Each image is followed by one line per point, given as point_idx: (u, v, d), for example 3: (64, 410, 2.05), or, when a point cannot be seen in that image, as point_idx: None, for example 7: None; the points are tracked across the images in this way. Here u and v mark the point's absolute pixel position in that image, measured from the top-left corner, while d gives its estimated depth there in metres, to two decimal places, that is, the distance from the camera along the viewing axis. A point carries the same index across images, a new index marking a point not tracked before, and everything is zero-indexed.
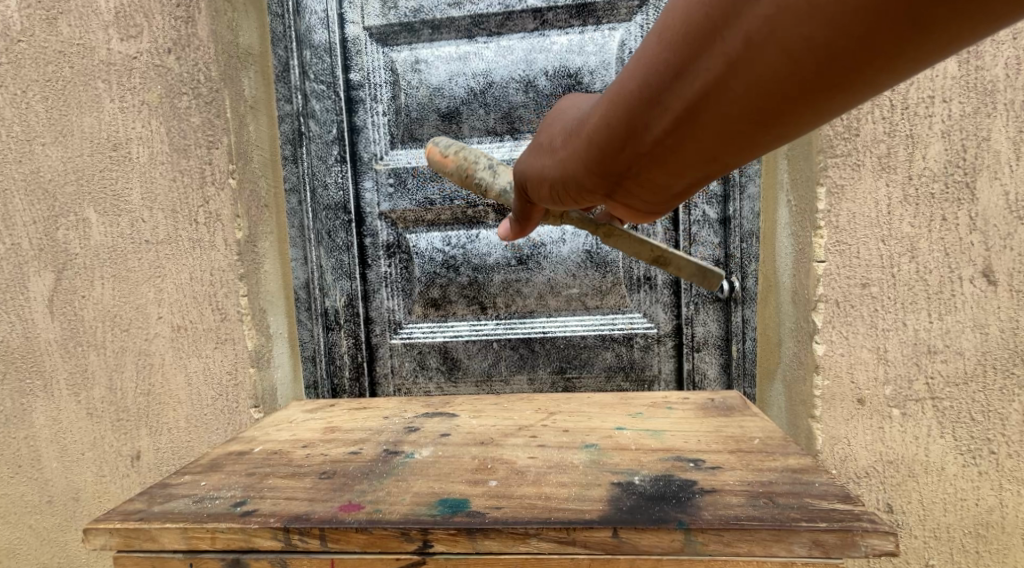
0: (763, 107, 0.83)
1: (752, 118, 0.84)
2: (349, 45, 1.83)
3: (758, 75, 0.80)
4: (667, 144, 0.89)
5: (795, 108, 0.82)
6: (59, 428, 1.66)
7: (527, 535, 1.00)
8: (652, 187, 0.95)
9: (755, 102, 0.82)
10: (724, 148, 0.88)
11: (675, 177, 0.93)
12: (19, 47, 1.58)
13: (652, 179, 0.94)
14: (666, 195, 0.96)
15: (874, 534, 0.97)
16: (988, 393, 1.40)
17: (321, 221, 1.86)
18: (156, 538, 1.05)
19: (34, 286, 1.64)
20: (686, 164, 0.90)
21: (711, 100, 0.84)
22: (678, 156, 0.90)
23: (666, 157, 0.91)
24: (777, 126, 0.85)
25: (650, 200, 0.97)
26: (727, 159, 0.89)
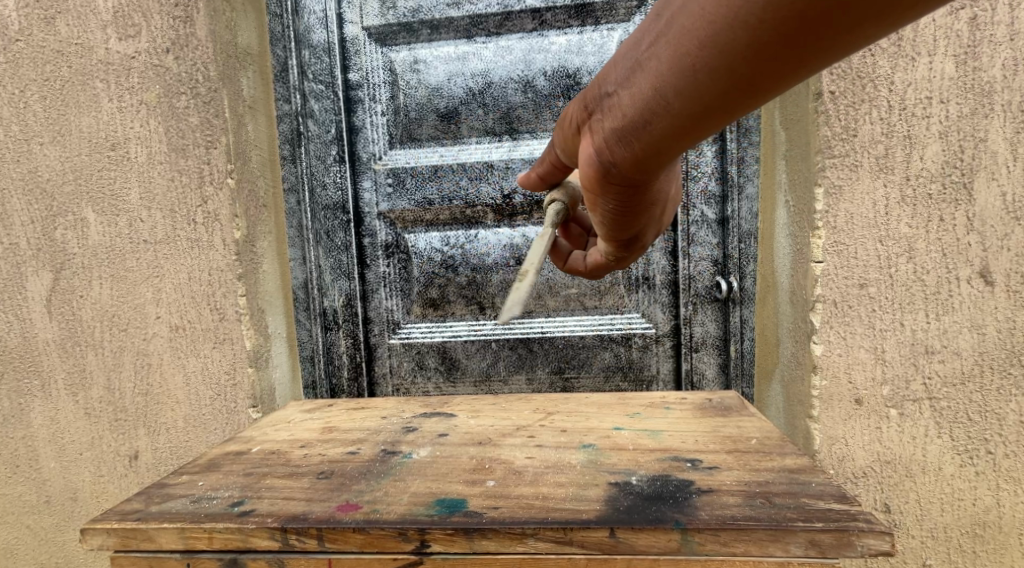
0: (732, 32, 0.82)
1: (719, 42, 0.83)
2: (348, 45, 1.83)
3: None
4: (642, 62, 0.90)
5: (763, 41, 0.81)
6: (57, 428, 1.67)
7: (524, 535, 1.00)
8: (614, 117, 0.94)
9: (726, 21, 0.82)
10: (684, 79, 0.86)
11: (635, 107, 0.91)
12: (17, 47, 1.58)
13: (618, 104, 0.93)
14: (620, 134, 0.94)
15: (869, 534, 0.97)
16: (985, 394, 1.40)
17: (320, 221, 1.86)
18: (153, 538, 1.06)
19: (32, 285, 1.64)
20: (646, 91, 0.90)
21: (690, 14, 0.84)
22: (644, 78, 0.90)
23: (636, 80, 0.91)
24: (744, 63, 0.83)
25: (607, 138, 0.95)
26: (683, 97, 0.87)
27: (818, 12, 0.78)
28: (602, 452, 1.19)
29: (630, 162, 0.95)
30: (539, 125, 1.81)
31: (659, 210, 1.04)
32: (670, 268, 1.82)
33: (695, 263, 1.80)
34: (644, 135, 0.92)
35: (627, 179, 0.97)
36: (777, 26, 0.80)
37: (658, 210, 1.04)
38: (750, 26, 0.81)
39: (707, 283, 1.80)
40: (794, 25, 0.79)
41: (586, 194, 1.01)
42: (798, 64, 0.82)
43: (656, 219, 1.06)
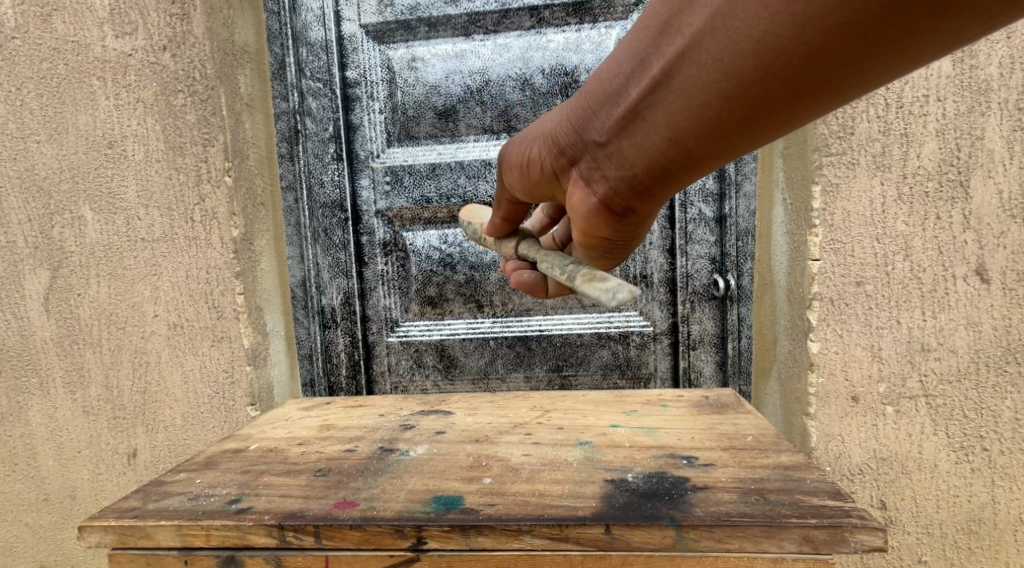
0: (737, 80, 0.84)
1: (724, 92, 0.85)
2: (345, 42, 1.84)
3: (739, 53, 0.83)
4: (640, 113, 0.93)
5: (772, 86, 0.83)
6: (56, 426, 1.67)
7: (520, 531, 1.00)
8: (616, 165, 0.98)
9: (728, 70, 0.84)
10: (689, 129, 0.90)
11: (638, 157, 0.96)
12: (13, 44, 1.58)
13: (620, 151, 0.97)
14: (626, 180, 0.99)
15: (862, 531, 0.98)
16: (980, 391, 1.41)
17: (318, 219, 1.87)
18: (151, 535, 1.06)
19: (29, 284, 1.64)
20: (652, 142, 0.94)
21: (689, 63, 0.87)
22: (647, 129, 0.93)
23: (635, 129, 0.94)
24: (751, 111, 0.86)
25: (610, 185, 1.00)
26: (689, 145, 0.92)
27: (820, 66, 0.81)
28: (601, 452, 1.18)
29: (639, 205, 1.01)
30: None
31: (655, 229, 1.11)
32: (668, 267, 1.82)
33: (692, 261, 1.80)
34: (651, 179, 0.97)
35: (635, 217, 1.03)
36: (785, 71, 0.82)
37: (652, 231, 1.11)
38: (756, 76, 0.83)
39: (705, 282, 1.80)
40: (804, 67, 0.81)
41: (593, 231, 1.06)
42: (807, 105, 0.85)
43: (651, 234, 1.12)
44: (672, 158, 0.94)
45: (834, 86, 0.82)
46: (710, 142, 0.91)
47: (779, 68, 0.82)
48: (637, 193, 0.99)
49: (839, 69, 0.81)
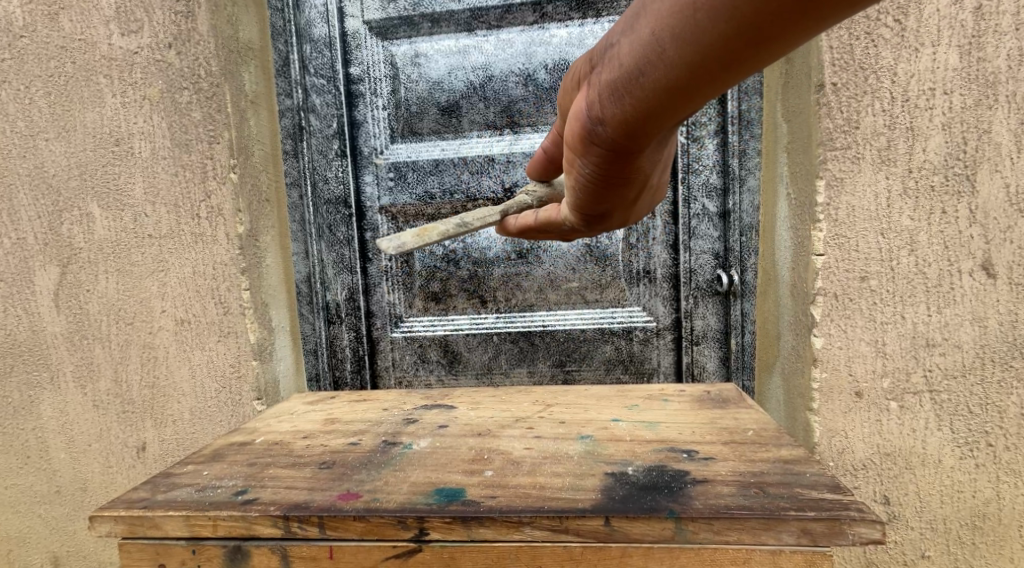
0: None
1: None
2: (348, 39, 1.85)
3: None
4: (646, 7, 0.86)
5: None
6: (66, 420, 1.69)
7: (521, 523, 1.02)
8: (610, 69, 0.89)
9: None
10: (684, 31, 0.83)
11: (633, 55, 0.87)
12: (21, 43, 1.60)
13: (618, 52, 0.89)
14: (612, 88, 0.89)
15: (861, 523, 0.99)
16: (986, 386, 1.41)
17: (322, 215, 1.88)
18: (159, 525, 1.07)
19: (39, 280, 1.66)
20: (645, 38, 0.86)
21: None
22: (645, 25, 0.86)
23: (638, 28, 0.87)
24: (748, 16, 0.80)
25: (599, 91, 0.91)
26: (679, 46, 0.84)
27: None
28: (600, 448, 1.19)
29: (619, 124, 0.91)
30: (540, 118, 1.82)
31: (637, 186, 1.00)
32: (671, 262, 1.83)
33: (696, 257, 1.81)
34: (635, 90, 0.87)
35: (613, 141, 0.92)
36: None
37: (635, 187, 1.00)
38: None
39: (708, 277, 1.81)
40: None
41: (569, 151, 0.97)
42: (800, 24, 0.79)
43: (631, 194, 1.01)
44: (666, 59, 0.85)
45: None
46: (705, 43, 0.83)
47: None
48: (621, 105, 0.89)
49: None
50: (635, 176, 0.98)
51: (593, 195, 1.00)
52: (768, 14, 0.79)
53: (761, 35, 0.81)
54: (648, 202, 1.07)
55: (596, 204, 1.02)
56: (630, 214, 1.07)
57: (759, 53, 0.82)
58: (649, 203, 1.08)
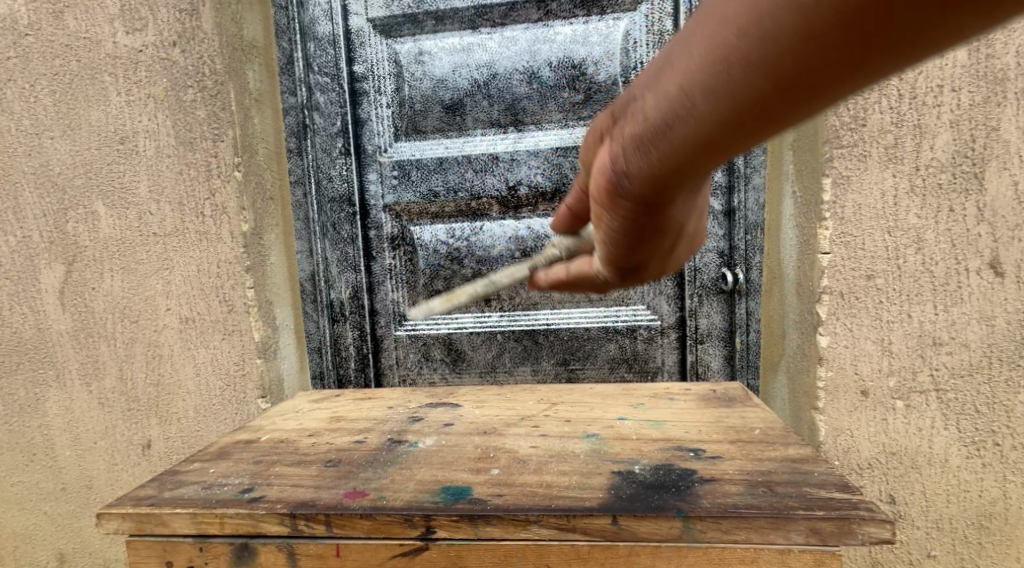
0: (784, 25, 0.68)
1: (766, 30, 0.68)
2: (352, 37, 1.85)
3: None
4: (672, 56, 0.74)
5: (819, 38, 0.67)
6: (71, 417, 1.69)
7: (528, 521, 1.01)
8: (635, 123, 0.77)
9: (774, 3, 0.67)
10: (719, 83, 0.71)
11: (661, 112, 0.75)
12: (26, 41, 1.60)
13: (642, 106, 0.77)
14: (639, 143, 0.77)
15: (870, 522, 0.98)
16: (992, 385, 1.41)
17: (327, 213, 1.89)
18: (166, 523, 1.07)
19: (45, 278, 1.66)
20: (673, 91, 0.74)
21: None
22: (672, 76, 0.74)
23: (664, 78, 0.75)
24: (793, 69, 0.69)
25: (623, 146, 0.79)
26: (713, 100, 0.72)
27: (877, 19, 0.65)
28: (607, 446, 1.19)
29: (648, 183, 0.79)
30: (544, 116, 1.81)
31: (671, 239, 0.88)
32: None
33: (701, 255, 1.80)
34: (666, 147, 0.76)
35: (643, 198, 0.81)
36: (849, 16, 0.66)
37: (669, 239, 0.88)
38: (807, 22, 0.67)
39: (713, 275, 1.80)
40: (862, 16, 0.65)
41: (594, 207, 0.85)
42: (851, 78, 0.69)
43: (665, 244, 0.88)
44: (699, 118, 0.73)
45: (881, 52, 0.67)
46: (741, 99, 0.71)
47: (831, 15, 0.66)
48: (650, 163, 0.78)
49: (891, 33, 0.66)
50: (668, 229, 0.86)
51: (623, 252, 0.88)
52: (815, 68, 0.68)
53: (805, 89, 0.70)
54: (686, 250, 0.93)
55: (625, 262, 0.90)
56: (666, 265, 0.94)
57: (805, 106, 0.71)
58: (687, 251, 0.94)
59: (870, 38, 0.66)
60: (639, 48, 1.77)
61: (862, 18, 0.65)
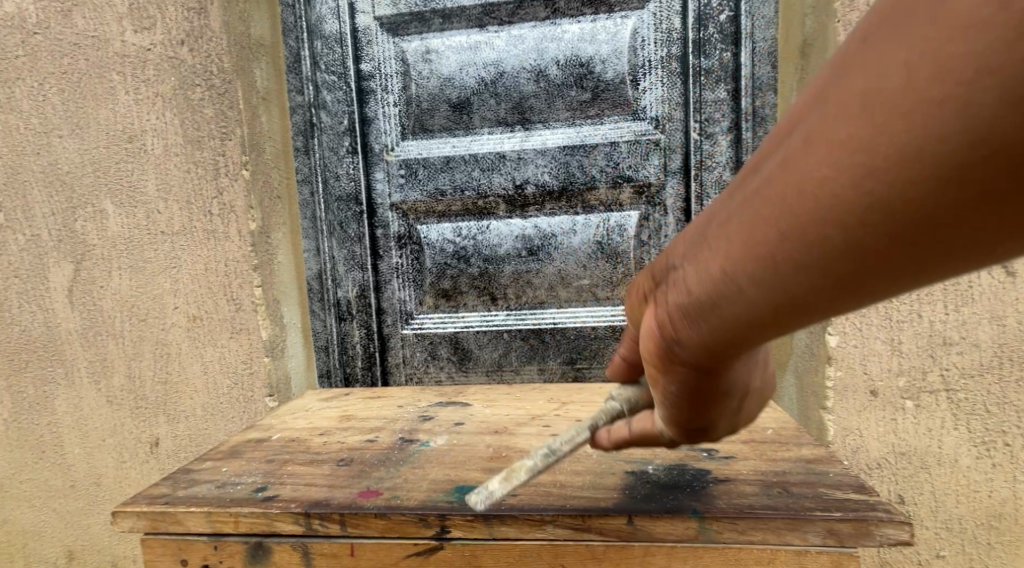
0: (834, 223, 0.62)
1: (816, 231, 0.64)
2: (359, 35, 1.84)
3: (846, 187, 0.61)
4: (717, 238, 0.70)
5: (875, 240, 0.62)
6: (80, 416, 1.69)
7: (543, 521, 1.01)
8: (680, 297, 0.74)
9: (821, 207, 0.62)
10: (767, 270, 0.67)
11: (706, 288, 0.71)
12: (35, 40, 1.60)
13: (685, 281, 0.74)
14: (688, 315, 0.74)
15: (888, 524, 0.96)
16: (1003, 385, 1.40)
17: (334, 212, 1.89)
18: (180, 521, 1.07)
19: (54, 276, 1.66)
20: (718, 272, 0.70)
21: (793, 181, 0.64)
22: (716, 257, 0.70)
23: (707, 256, 0.71)
24: (847, 265, 0.64)
25: (667, 312, 0.76)
26: (760, 287, 0.68)
27: (938, 222, 0.60)
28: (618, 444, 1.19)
29: (698, 354, 0.76)
30: (551, 115, 1.81)
31: (734, 398, 0.84)
32: None
33: None
34: (714, 326, 0.73)
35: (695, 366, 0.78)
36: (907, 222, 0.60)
37: (732, 397, 0.84)
38: (861, 219, 0.61)
39: None
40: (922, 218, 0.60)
41: (648, 367, 0.82)
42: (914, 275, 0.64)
43: (731, 405, 0.85)
44: (749, 301, 0.69)
45: (948, 251, 0.61)
46: (796, 284, 0.66)
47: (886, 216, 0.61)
48: (701, 332, 0.74)
49: (957, 238, 0.60)
50: (728, 384, 0.82)
51: (682, 409, 0.84)
52: (873, 269, 0.63)
53: (864, 281, 0.65)
54: (755, 406, 0.89)
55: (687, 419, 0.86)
56: (735, 425, 0.90)
57: (869, 295, 0.66)
58: (758, 401, 0.89)
59: (932, 223, 0.60)
60: (647, 46, 1.76)
61: (922, 226, 0.60)
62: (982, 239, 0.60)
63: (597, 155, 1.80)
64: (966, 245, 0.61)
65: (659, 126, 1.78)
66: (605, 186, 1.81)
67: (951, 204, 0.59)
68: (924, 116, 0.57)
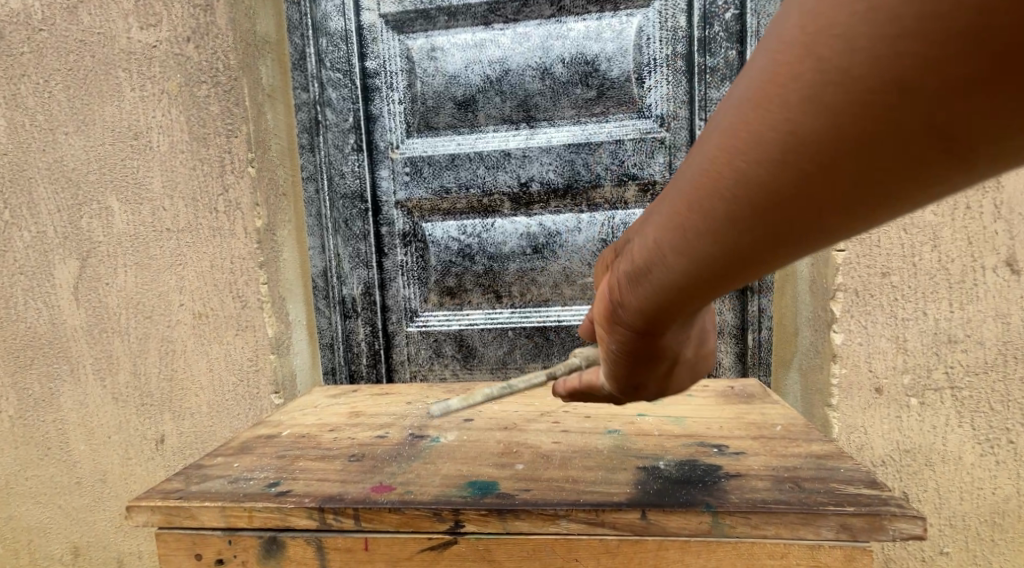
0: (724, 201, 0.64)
1: (710, 205, 0.65)
2: (365, 32, 1.85)
3: (732, 165, 0.62)
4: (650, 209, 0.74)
5: (764, 213, 0.63)
6: (86, 412, 1.70)
7: (557, 516, 1.01)
8: (624, 264, 0.79)
9: (712, 180, 0.64)
10: (679, 241, 0.69)
11: (643, 254, 0.75)
12: (40, 36, 1.60)
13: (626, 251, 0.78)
14: (629, 280, 0.78)
15: (900, 518, 0.97)
16: (1008, 383, 1.40)
17: (339, 210, 1.89)
18: (195, 516, 1.07)
19: (59, 273, 1.66)
20: (647, 242, 0.74)
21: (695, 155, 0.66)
22: (648, 228, 0.74)
23: (643, 226, 0.75)
24: (745, 236, 0.65)
25: (617, 276, 0.80)
26: (674, 255, 0.71)
27: (816, 195, 0.60)
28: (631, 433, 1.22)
29: (635, 315, 0.81)
30: (556, 113, 1.81)
31: (675, 356, 0.88)
32: None
33: None
34: (645, 291, 0.77)
35: (634, 327, 0.82)
36: (789, 194, 0.61)
37: (674, 356, 0.88)
38: (752, 194, 0.62)
39: None
40: (801, 189, 0.60)
41: (600, 330, 0.88)
42: (813, 238, 0.64)
43: (673, 364, 0.89)
44: (669, 269, 0.72)
45: (840, 217, 0.61)
46: (707, 255, 0.68)
47: (769, 190, 0.61)
48: (638, 297, 0.78)
49: (842, 204, 0.60)
50: (667, 348, 0.86)
51: (623, 367, 0.90)
52: (768, 239, 0.64)
53: (765, 250, 0.66)
54: (701, 366, 0.93)
55: (632, 375, 0.91)
56: (680, 384, 0.94)
57: (780, 259, 0.67)
58: (700, 363, 0.93)
59: (815, 195, 0.60)
60: (653, 44, 1.76)
61: (803, 197, 0.60)
62: (866, 205, 0.59)
63: (602, 153, 1.81)
64: (856, 210, 0.60)
65: (664, 125, 1.79)
66: (610, 184, 1.81)
67: (829, 177, 0.58)
68: (789, 97, 0.58)
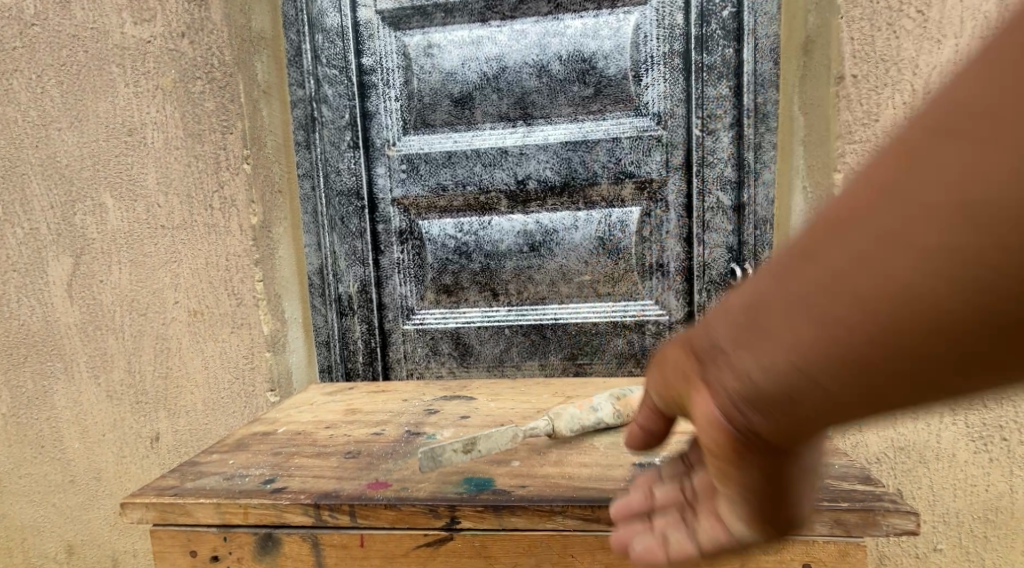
0: (937, 292, 0.54)
1: (913, 296, 0.55)
2: (361, 29, 1.84)
3: (945, 249, 0.54)
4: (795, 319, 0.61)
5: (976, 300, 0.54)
6: (80, 410, 1.69)
7: (552, 512, 1.01)
8: (762, 380, 0.63)
9: (919, 267, 0.55)
10: (863, 346, 0.58)
11: (773, 376, 0.62)
12: (33, 31, 1.59)
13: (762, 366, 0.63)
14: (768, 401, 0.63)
15: (894, 514, 0.97)
16: None
17: (335, 207, 1.88)
18: (190, 512, 1.07)
19: (53, 270, 1.66)
20: (807, 353, 0.60)
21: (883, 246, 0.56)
22: (794, 339, 0.61)
23: (781, 340, 0.62)
24: (951, 334, 0.55)
25: (744, 397, 0.65)
26: (850, 365, 0.58)
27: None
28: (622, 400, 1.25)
29: (779, 440, 0.65)
30: (553, 111, 1.81)
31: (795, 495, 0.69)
32: (685, 256, 1.82)
33: (710, 251, 1.80)
34: (800, 412, 0.62)
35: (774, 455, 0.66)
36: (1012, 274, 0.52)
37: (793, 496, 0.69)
38: (965, 282, 0.53)
39: (722, 271, 1.79)
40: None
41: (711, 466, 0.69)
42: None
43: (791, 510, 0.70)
44: (841, 379, 0.59)
45: None
46: (850, 362, 0.59)
47: (983, 276, 0.53)
48: (774, 415, 0.63)
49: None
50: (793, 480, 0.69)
51: (758, 508, 0.69)
52: (975, 334, 0.55)
53: (964, 357, 0.56)
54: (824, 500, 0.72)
55: (776, 515, 0.69)
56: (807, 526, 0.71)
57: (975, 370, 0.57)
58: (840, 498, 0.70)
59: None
60: (650, 42, 1.76)
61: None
62: None
63: (599, 151, 1.81)
64: None
65: (662, 123, 1.79)
66: (607, 182, 1.81)
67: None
68: (1003, 159, 0.51)
